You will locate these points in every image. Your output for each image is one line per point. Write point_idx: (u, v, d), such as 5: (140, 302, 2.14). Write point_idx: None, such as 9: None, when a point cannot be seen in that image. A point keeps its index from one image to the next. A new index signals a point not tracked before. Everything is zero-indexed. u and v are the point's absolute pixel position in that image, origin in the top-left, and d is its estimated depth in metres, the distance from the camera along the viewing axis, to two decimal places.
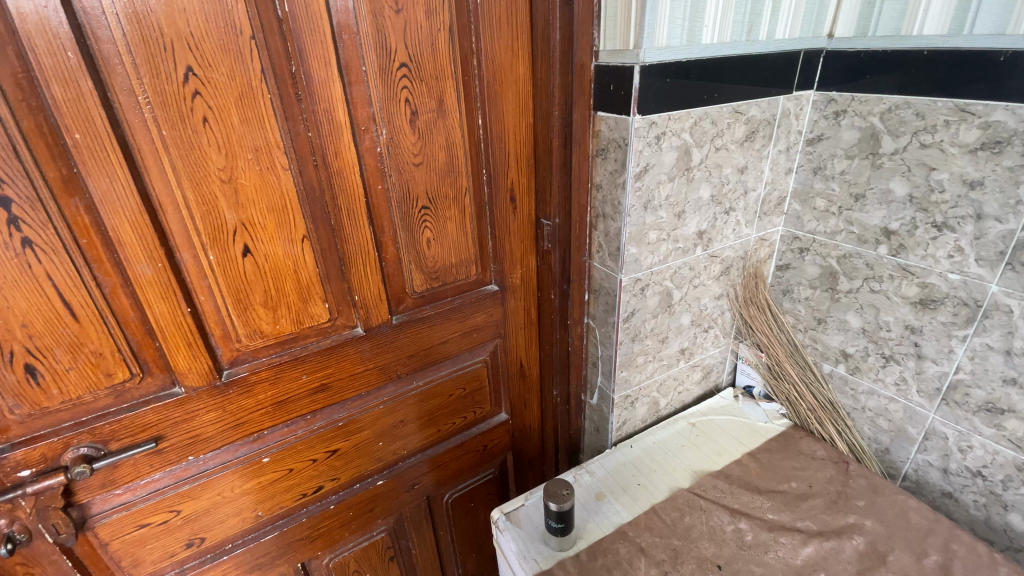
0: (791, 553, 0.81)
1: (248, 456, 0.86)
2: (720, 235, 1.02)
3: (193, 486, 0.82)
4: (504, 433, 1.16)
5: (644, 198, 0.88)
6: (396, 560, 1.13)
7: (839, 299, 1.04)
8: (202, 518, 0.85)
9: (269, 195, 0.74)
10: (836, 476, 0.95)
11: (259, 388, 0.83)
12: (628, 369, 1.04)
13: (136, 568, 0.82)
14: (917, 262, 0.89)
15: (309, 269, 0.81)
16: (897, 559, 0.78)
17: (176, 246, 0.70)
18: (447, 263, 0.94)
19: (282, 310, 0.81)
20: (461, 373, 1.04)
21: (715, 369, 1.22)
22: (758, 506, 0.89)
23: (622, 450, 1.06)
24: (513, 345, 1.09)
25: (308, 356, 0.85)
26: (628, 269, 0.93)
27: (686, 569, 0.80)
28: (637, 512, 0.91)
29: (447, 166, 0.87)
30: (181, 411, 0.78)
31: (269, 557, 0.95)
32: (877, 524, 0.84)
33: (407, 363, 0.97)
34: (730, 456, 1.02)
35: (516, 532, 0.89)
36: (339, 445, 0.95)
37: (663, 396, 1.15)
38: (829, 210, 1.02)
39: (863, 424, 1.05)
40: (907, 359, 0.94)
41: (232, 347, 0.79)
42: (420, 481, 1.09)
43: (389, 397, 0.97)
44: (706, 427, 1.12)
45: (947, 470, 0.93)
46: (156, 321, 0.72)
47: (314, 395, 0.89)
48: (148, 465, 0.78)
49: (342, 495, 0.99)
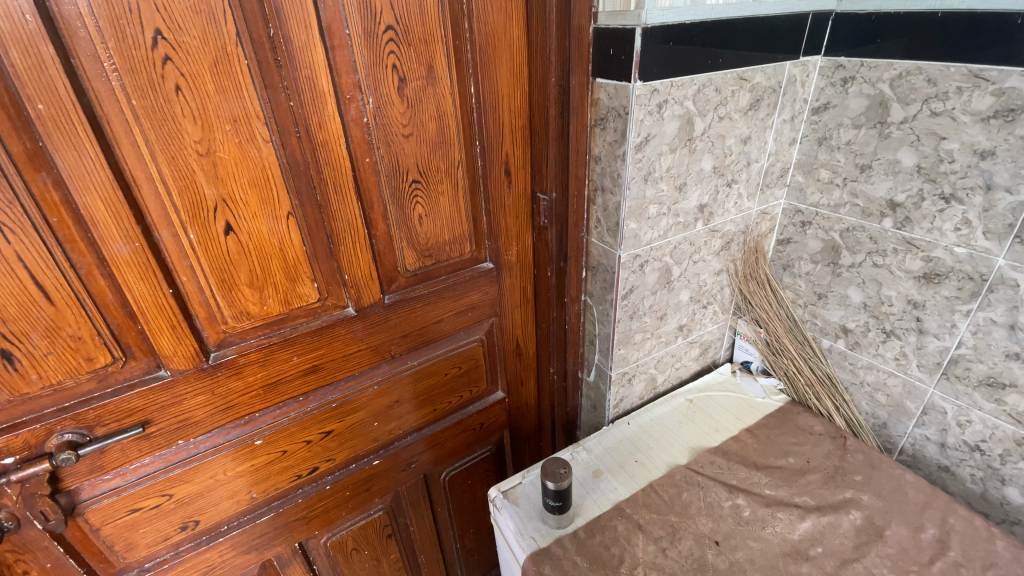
0: (789, 528, 0.81)
1: (240, 439, 0.84)
2: (721, 208, 0.99)
3: (185, 470, 0.81)
4: (501, 411, 1.15)
5: (645, 170, 0.84)
6: (394, 537, 1.13)
7: (841, 273, 1.02)
8: (195, 501, 0.84)
9: (250, 169, 0.70)
10: (834, 450, 0.94)
11: (249, 370, 0.81)
12: (626, 347, 1.02)
13: (130, 552, 0.81)
14: (922, 235, 0.87)
15: (296, 247, 0.77)
16: (894, 533, 0.79)
17: (153, 225, 0.67)
18: (440, 239, 0.91)
19: (269, 290, 0.78)
20: (457, 352, 1.02)
21: (713, 345, 1.20)
22: (755, 482, 0.89)
23: (619, 427, 1.06)
24: (508, 323, 1.06)
25: (298, 337, 0.83)
26: (628, 245, 0.90)
27: (684, 545, 0.80)
28: (635, 489, 0.91)
29: (438, 137, 0.82)
30: (167, 395, 0.75)
31: (266, 538, 0.94)
32: (874, 498, 0.84)
33: (401, 343, 0.94)
34: (727, 432, 1.02)
35: (513, 510, 0.89)
36: (333, 426, 0.93)
37: (661, 373, 1.13)
38: (833, 181, 0.99)
39: (861, 399, 1.05)
40: (909, 334, 0.93)
41: (218, 329, 0.76)
42: (417, 460, 1.08)
43: (384, 377, 0.95)
44: (704, 403, 1.12)
45: (945, 444, 0.93)
46: (136, 304, 0.69)
47: (306, 376, 0.86)
48: (137, 450, 0.76)
49: (338, 475, 0.99)
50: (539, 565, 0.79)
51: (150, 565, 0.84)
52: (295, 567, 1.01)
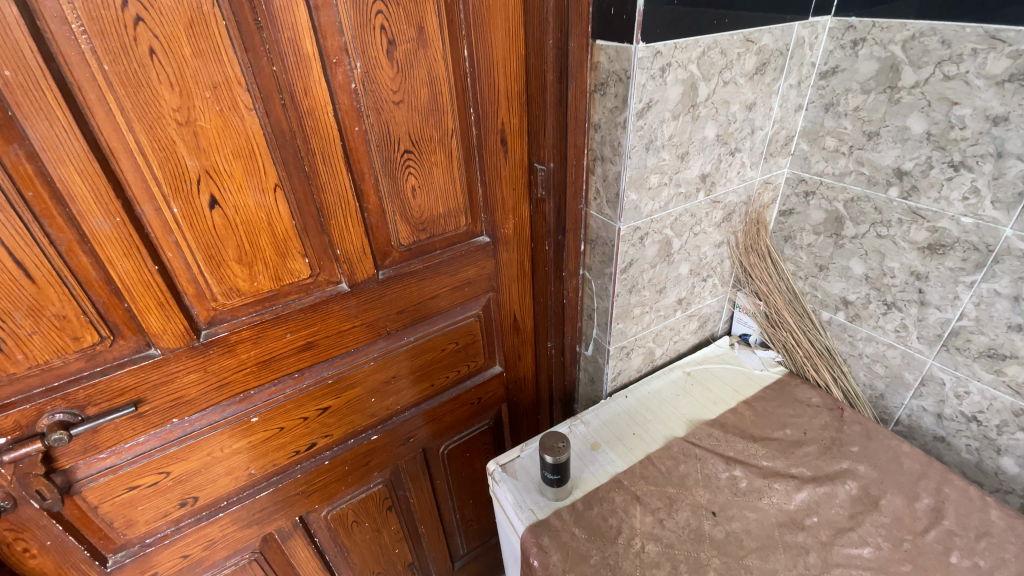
0: (785, 499, 0.81)
1: (236, 416, 0.83)
2: (724, 178, 0.96)
3: (181, 448, 0.80)
4: (499, 385, 1.15)
5: (646, 138, 0.81)
6: (394, 509, 1.14)
7: (844, 245, 1.00)
8: (193, 478, 0.83)
9: (233, 139, 0.66)
10: (831, 422, 0.95)
11: (241, 347, 0.79)
12: (625, 321, 1.01)
13: (130, 529, 0.81)
14: (929, 205, 0.85)
15: (284, 221, 0.75)
16: (889, 503, 0.79)
17: (135, 199, 0.64)
18: (434, 212, 0.88)
19: (259, 266, 0.76)
20: (454, 328, 1.01)
21: (711, 318, 1.19)
22: (753, 453, 0.89)
23: (617, 401, 1.05)
24: (505, 298, 1.05)
25: (291, 313, 0.81)
26: (628, 217, 0.88)
27: (682, 516, 0.81)
28: (632, 461, 0.91)
29: (430, 105, 0.79)
30: (159, 373, 0.74)
31: (266, 513, 0.95)
32: (870, 469, 0.84)
33: (396, 319, 0.93)
34: (725, 405, 1.02)
35: (512, 483, 0.89)
36: (329, 402, 0.92)
37: (659, 347, 1.13)
38: (839, 149, 0.96)
39: (859, 370, 1.05)
40: (910, 306, 0.92)
41: (207, 307, 0.74)
42: (416, 434, 1.08)
43: (380, 353, 0.94)
44: (702, 375, 1.11)
45: (941, 415, 0.94)
46: (121, 281, 0.67)
47: (300, 353, 0.85)
48: (130, 429, 0.75)
49: (337, 450, 0.99)
50: (537, 536, 0.80)
51: (150, 541, 0.84)
52: (297, 540, 1.02)
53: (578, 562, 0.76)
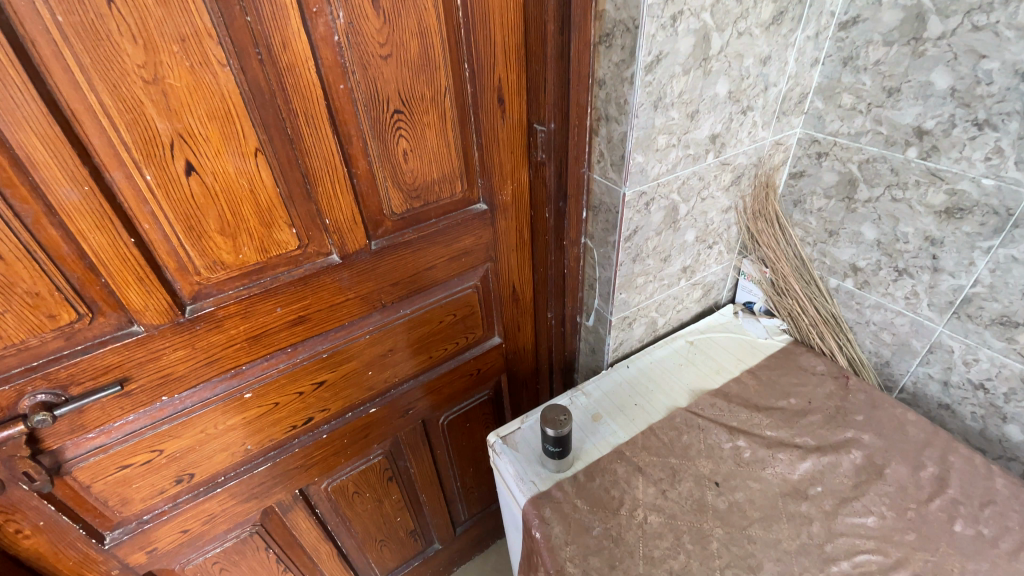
0: (789, 468, 0.80)
1: (228, 393, 0.81)
2: (734, 139, 0.91)
3: (173, 426, 0.78)
4: (498, 356, 1.13)
5: (654, 95, 0.75)
6: (395, 479, 1.14)
7: (856, 209, 0.96)
8: (188, 456, 0.82)
9: (206, 98, 0.61)
10: (835, 390, 0.93)
11: (230, 323, 0.76)
12: (627, 291, 0.98)
13: (126, 506, 0.80)
14: (949, 166, 0.81)
15: (268, 188, 0.70)
16: (893, 472, 0.78)
17: (103, 165, 0.59)
18: (428, 178, 0.83)
19: (243, 238, 0.71)
20: (452, 299, 0.97)
21: (715, 286, 1.16)
22: (756, 423, 0.88)
23: (619, 371, 1.03)
24: (504, 267, 1.01)
25: (281, 287, 0.77)
26: (634, 181, 0.83)
27: (684, 487, 0.80)
28: (634, 432, 0.90)
29: (420, 59, 0.72)
30: (144, 351, 0.71)
31: (265, 487, 0.94)
32: (875, 438, 0.83)
33: (391, 291, 0.89)
34: (729, 374, 1.00)
35: (513, 455, 0.88)
36: (325, 376, 0.90)
37: (662, 316, 1.10)
38: (856, 107, 0.90)
39: (864, 338, 1.02)
40: (922, 272, 0.89)
41: (191, 281, 0.70)
42: (415, 406, 1.07)
43: (375, 327, 0.91)
44: (705, 344, 1.09)
45: (948, 382, 0.92)
46: (95, 255, 0.62)
47: (293, 327, 0.82)
48: (118, 408, 0.72)
49: (335, 424, 0.97)
50: (539, 508, 0.79)
51: (149, 517, 0.83)
52: (298, 512, 1.02)
53: (580, 534, 0.75)
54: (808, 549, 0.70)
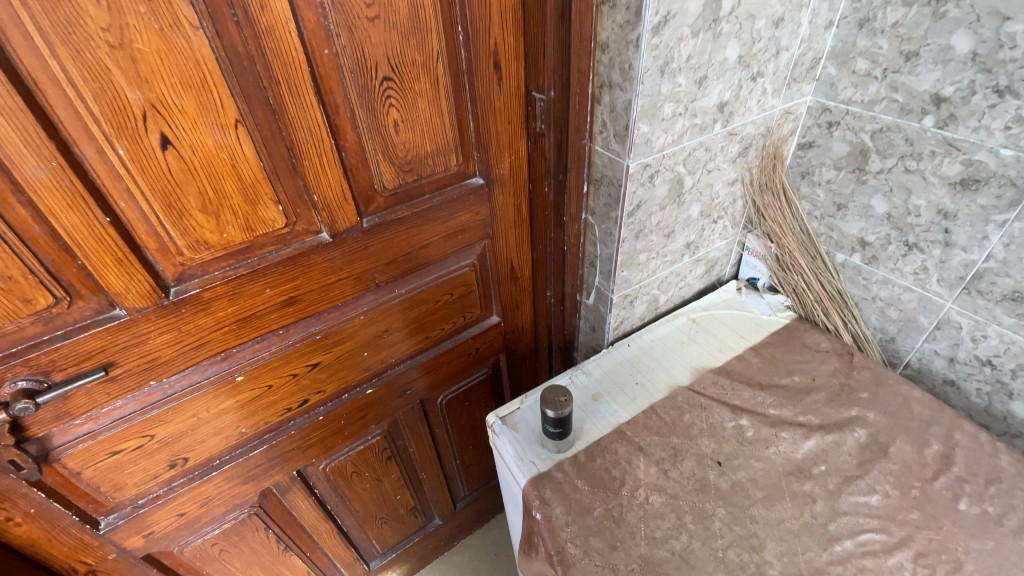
0: (792, 447, 0.79)
1: (219, 376, 0.78)
2: (743, 107, 0.87)
3: (163, 411, 0.76)
4: (497, 335, 1.10)
5: (661, 60, 0.71)
6: (393, 459, 1.14)
7: (866, 181, 0.92)
8: (181, 440, 0.80)
9: (179, 65, 0.56)
10: (840, 367, 0.92)
11: (217, 305, 0.73)
12: (629, 268, 0.95)
13: (119, 491, 0.78)
14: (966, 135, 0.77)
15: (251, 163, 0.66)
16: (898, 450, 0.77)
17: (71, 139, 0.55)
18: (422, 151, 0.78)
19: (226, 215, 0.68)
20: (448, 277, 0.94)
21: (719, 262, 1.13)
22: (759, 401, 0.86)
23: (619, 349, 1.01)
24: (502, 244, 0.97)
25: (269, 267, 0.74)
26: (638, 152, 0.79)
27: (686, 467, 0.78)
28: (635, 411, 0.88)
29: (410, 21, 0.67)
30: (128, 335, 0.68)
31: (261, 469, 0.93)
32: (880, 416, 0.82)
33: (386, 270, 0.86)
34: (731, 352, 0.98)
35: (513, 436, 0.86)
36: (320, 358, 0.87)
37: (664, 293, 1.07)
38: (871, 73, 0.86)
39: (870, 314, 1.00)
40: (933, 247, 0.86)
41: (173, 262, 0.67)
42: (413, 386, 1.05)
43: (370, 307, 0.88)
44: (707, 321, 1.06)
45: (954, 359, 0.90)
46: (69, 236, 0.59)
47: (283, 308, 0.79)
48: (105, 394, 0.70)
49: (331, 406, 0.95)
50: (539, 489, 0.78)
51: (144, 501, 0.82)
52: (296, 493, 1.01)
53: (580, 514, 0.74)
54: (811, 529, 0.69)
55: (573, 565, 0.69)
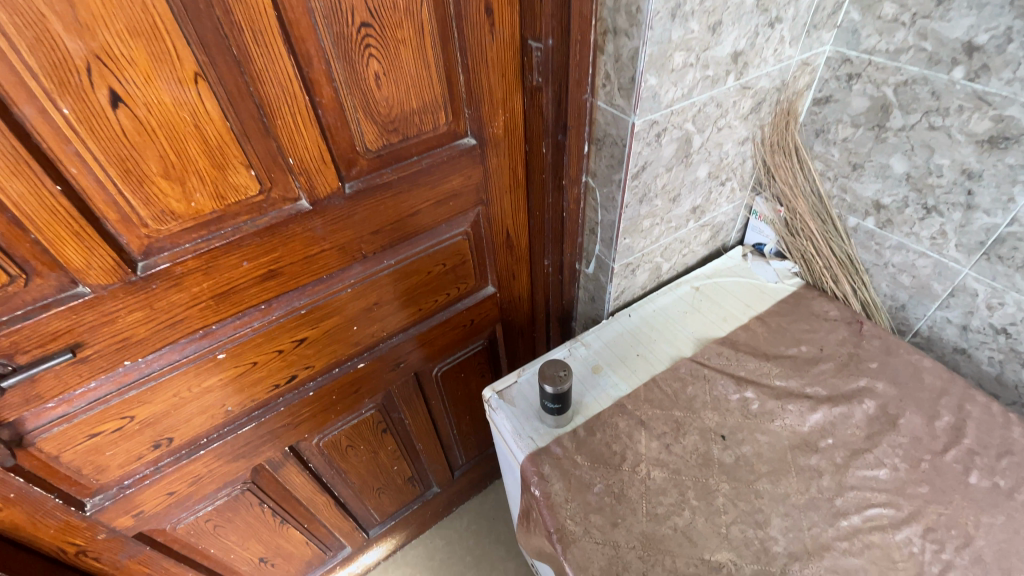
0: (798, 420, 0.76)
1: (199, 355, 0.74)
2: (758, 58, 0.80)
3: (142, 391, 0.72)
4: (492, 306, 1.06)
5: (672, 3, 0.64)
6: (389, 432, 1.11)
7: (886, 139, 0.86)
8: (164, 420, 0.76)
9: (124, 9, 0.49)
10: (848, 337, 0.88)
11: (191, 280, 0.67)
12: (632, 236, 0.91)
13: (102, 473, 0.75)
14: (999, 89, 0.71)
15: (216, 123, 0.59)
16: (907, 422, 0.75)
17: (6, 97, 0.48)
18: (407, 108, 0.71)
19: (193, 182, 0.61)
20: (440, 247, 0.89)
21: (724, 228, 1.08)
22: (765, 372, 0.83)
23: (620, 320, 0.97)
24: (497, 210, 0.91)
25: (245, 238, 0.68)
26: (644, 108, 0.72)
27: (689, 441, 0.76)
28: (636, 383, 0.85)
29: None
30: (95, 314, 0.63)
31: (251, 447, 0.90)
32: (889, 386, 0.80)
33: (373, 239, 0.81)
34: (736, 321, 0.94)
35: (510, 411, 0.83)
36: (306, 334, 0.83)
37: (666, 261, 1.03)
38: (898, 19, 0.78)
39: (881, 280, 0.97)
40: (954, 210, 0.82)
41: (138, 234, 0.61)
42: (407, 359, 1.01)
43: (357, 280, 0.83)
44: (711, 290, 1.02)
45: (967, 327, 0.87)
46: (17, 208, 0.53)
47: (264, 282, 0.74)
48: (76, 376, 0.66)
49: (321, 381, 0.92)
50: (537, 464, 0.75)
51: (130, 482, 0.79)
52: (289, 468, 0.99)
53: (581, 491, 0.72)
54: (817, 504, 0.67)
55: (573, 542, 0.67)
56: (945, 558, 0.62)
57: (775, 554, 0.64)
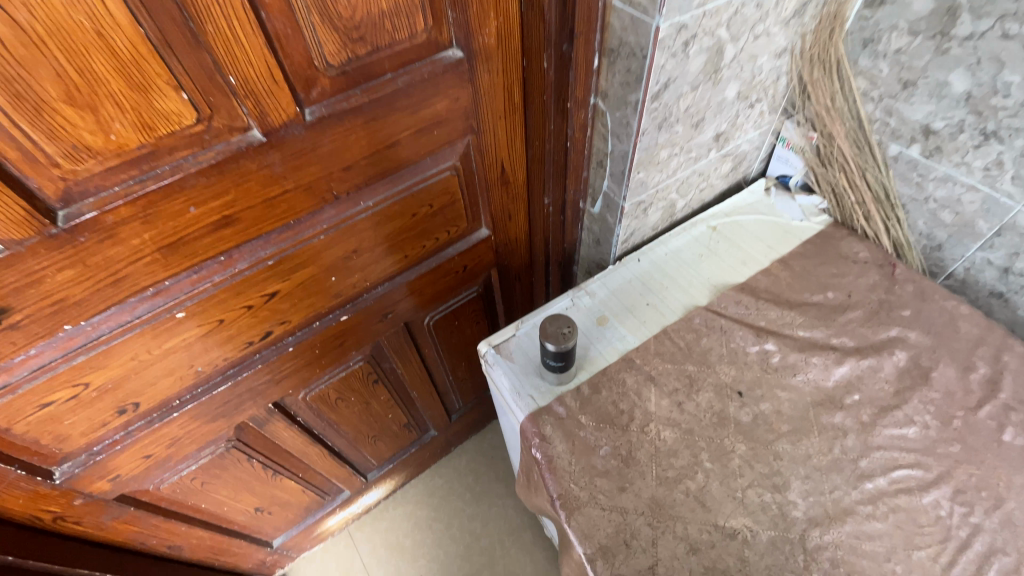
0: (823, 375, 0.70)
1: (154, 315, 0.65)
2: None
3: (93, 357, 0.64)
4: (487, 250, 0.96)
5: None
6: (381, 382, 1.06)
7: (948, 51, 0.72)
8: (126, 384, 0.69)
9: None
10: (879, 282, 0.80)
11: (128, 230, 0.57)
12: (647, 169, 0.80)
13: (66, 442, 0.69)
14: None
15: (126, 31, 0.46)
16: (940, 376, 0.69)
17: None
18: (374, 11, 0.57)
19: (109, 109, 0.49)
20: (425, 185, 0.78)
21: (747, 158, 0.96)
22: (788, 322, 0.76)
23: (629, 265, 0.87)
24: (490, 140, 0.79)
25: (188, 179, 0.57)
26: (672, 7, 0.59)
27: (703, 398, 0.70)
28: (646, 336, 0.77)
29: None
30: (15, 274, 0.53)
31: (231, 406, 0.83)
32: (923, 336, 0.73)
33: (345, 178, 0.69)
34: (757, 265, 0.85)
35: (508, 366, 0.76)
36: (277, 287, 0.74)
37: (682, 197, 0.92)
38: None
39: (918, 219, 0.86)
40: (1017, 137, 0.70)
41: (50, 176, 0.50)
42: (395, 310, 0.93)
43: (331, 225, 0.73)
44: (729, 230, 0.92)
45: (1009, 269, 0.79)
46: None
47: (219, 231, 0.63)
48: (10, 344, 0.57)
49: (301, 336, 0.83)
50: (538, 425, 0.69)
51: (99, 448, 0.74)
52: (276, 423, 0.94)
53: (586, 454, 0.66)
54: (840, 466, 0.63)
55: (578, 509, 0.62)
56: (974, 522, 0.58)
57: (794, 519, 0.60)
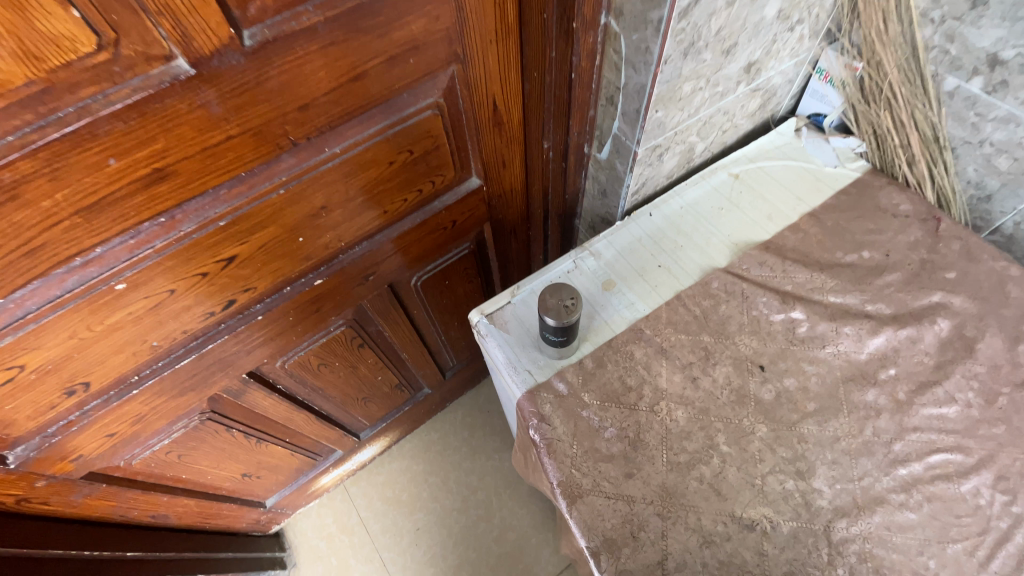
0: (855, 347, 0.63)
1: (88, 287, 0.56)
2: None
3: (23, 337, 0.55)
4: (479, 202, 0.85)
5: None
6: (367, 346, 0.98)
7: None
8: (70, 363, 0.61)
9: None
10: (922, 239, 0.71)
11: (33, 190, 0.46)
12: (667, 107, 0.68)
13: (11, 428, 0.62)
14: None
15: None
16: (986, 347, 0.62)
17: None
18: None
19: None
20: (403, 128, 0.66)
21: (777, 94, 0.83)
22: (818, 286, 0.67)
23: (638, 221, 0.77)
24: (479, 72, 0.66)
25: (99, 124, 0.46)
26: None
27: (720, 373, 0.62)
28: (657, 303, 0.69)
29: None
30: None
31: (199, 380, 0.76)
32: (969, 302, 0.65)
33: (304, 120, 0.57)
34: (784, 219, 0.75)
35: (503, 338, 0.68)
36: (235, 251, 0.64)
37: (702, 140, 0.80)
38: None
39: (969, 164, 0.76)
40: None
41: None
42: (377, 271, 0.83)
43: (291, 178, 0.62)
44: (753, 178, 0.81)
45: None
46: None
47: (152, 187, 0.53)
48: None
49: (271, 303, 0.74)
50: (537, 404, 0.62)
51: (54, 430, 0.67)
52: (253, 393, 0.87)
53: (589, 437, 0.60)
54: (871, 449, 0.57)
55: (579, 498, 0.57)
56: (1015, 512, 0.53)
57: (819, 509, 0.54)
